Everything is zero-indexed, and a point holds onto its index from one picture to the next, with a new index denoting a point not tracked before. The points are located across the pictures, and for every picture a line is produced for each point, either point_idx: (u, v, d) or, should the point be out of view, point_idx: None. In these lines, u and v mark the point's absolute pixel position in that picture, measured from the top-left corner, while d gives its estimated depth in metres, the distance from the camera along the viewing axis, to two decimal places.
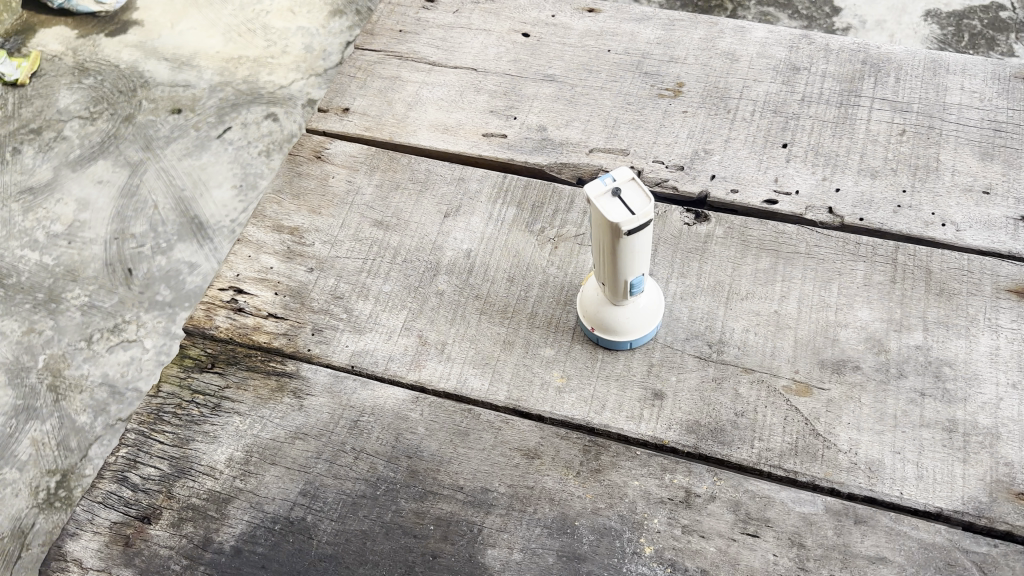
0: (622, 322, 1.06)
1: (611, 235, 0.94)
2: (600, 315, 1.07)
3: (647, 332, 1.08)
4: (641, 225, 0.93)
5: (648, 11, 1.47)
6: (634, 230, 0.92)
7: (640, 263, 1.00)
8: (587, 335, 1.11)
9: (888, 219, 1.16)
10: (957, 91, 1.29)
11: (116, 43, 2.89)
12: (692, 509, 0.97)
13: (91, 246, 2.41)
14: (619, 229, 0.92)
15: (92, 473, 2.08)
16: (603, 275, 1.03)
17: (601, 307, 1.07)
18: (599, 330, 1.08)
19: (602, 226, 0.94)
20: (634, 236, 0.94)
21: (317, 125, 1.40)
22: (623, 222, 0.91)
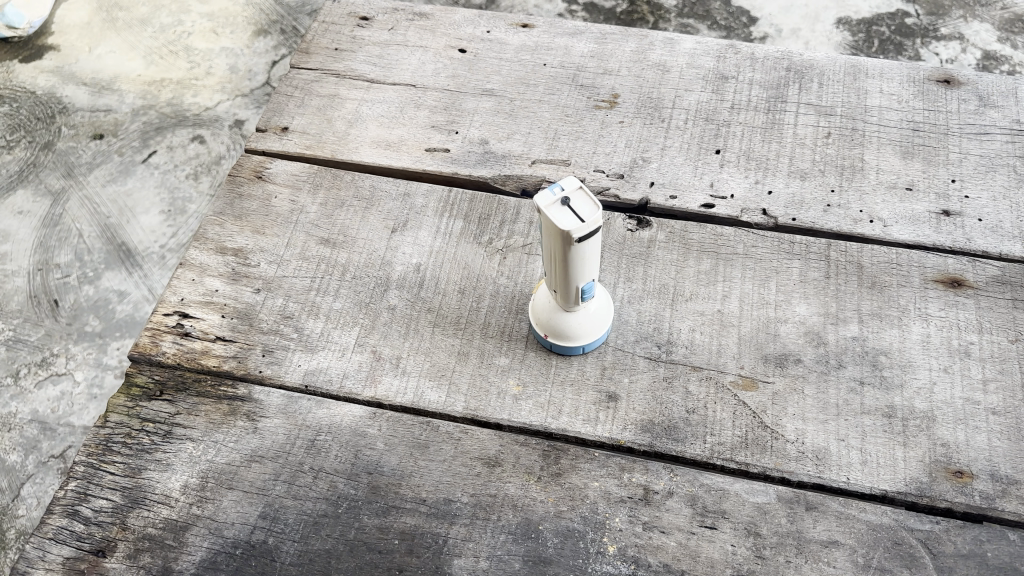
0: (574, 327, 1.08)
1: (561, 240, 0.96)
2: (553, 320, 1.09)
3: (598, 336, 1.10)
4: (590, 232, 0.95)
5: (580, 25, 1.51)
6: (582, 236, 0.94)
7: (590, 269, 1.03)
8: (540, 343, 1.13)
9: (819, 217, 1.22)
10: (877, 94, 1.35)
11: (31, 69, 2.81)
12: (652, 506, 1.00)
13: (14, 278, 2.33)
14: (568, 234, 0.94)
15: (26, 514, 2.00)
16: (554, 282, 1.06)
17: (552, 313, 1.09)
18: (552, 336, 1.10)
19: (551, 232, 0.96)
20: (584, 243, 0.96)
21: (256, 145, 1.39)
22: (572, 227, 0.93)
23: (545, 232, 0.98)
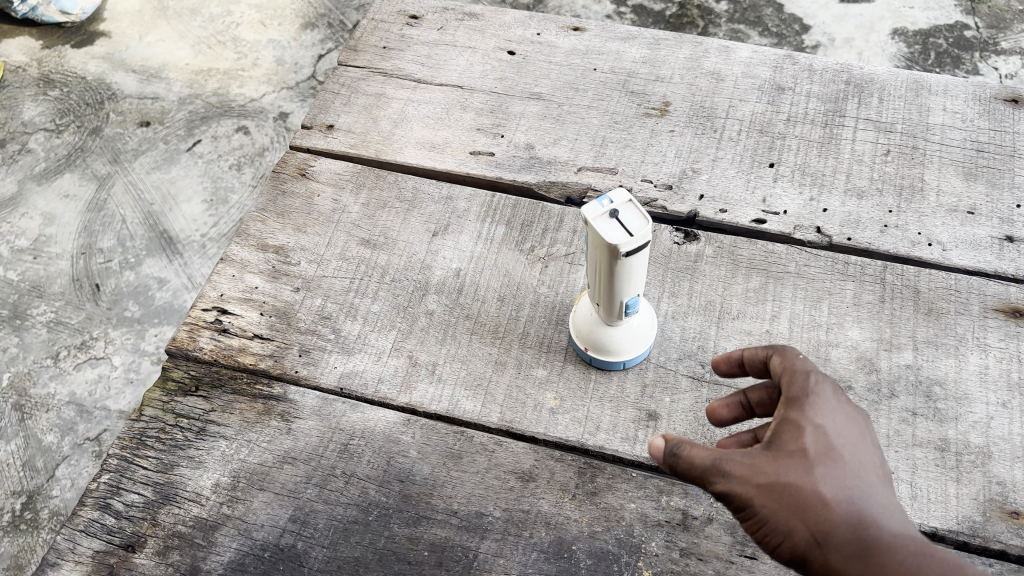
0: (615, 343, 1.06)
1: (606, 254, 0.93)
2: (595, 333, 1.06)
3: (641, 352, 1.08)
4: (639, 247, 0.92)
5: (633, 30, 1.48)
6: (628, 252, 0.91)
7: (637, 283, 1.00)
8: (579, 355, 1.11)
9: (875, 238, 1.18)
10: (940, 111, 1.31)
11: (82, 54, 2.84)
12: (690, 531, 0.97)
13: (58, 261, 2.35)
14: (615, 249, 0.91)
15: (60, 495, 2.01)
16: (598, 295, 1.03)
17: (592, 326, 1.07)
18: (592, 350, 1.08)
19: (598, 246, 0.94)
20: (632, 258, 0.93)
21: (301, 142, 1.38)
22: (619, 242, 0.90)
23: (591, 245, 0.95)
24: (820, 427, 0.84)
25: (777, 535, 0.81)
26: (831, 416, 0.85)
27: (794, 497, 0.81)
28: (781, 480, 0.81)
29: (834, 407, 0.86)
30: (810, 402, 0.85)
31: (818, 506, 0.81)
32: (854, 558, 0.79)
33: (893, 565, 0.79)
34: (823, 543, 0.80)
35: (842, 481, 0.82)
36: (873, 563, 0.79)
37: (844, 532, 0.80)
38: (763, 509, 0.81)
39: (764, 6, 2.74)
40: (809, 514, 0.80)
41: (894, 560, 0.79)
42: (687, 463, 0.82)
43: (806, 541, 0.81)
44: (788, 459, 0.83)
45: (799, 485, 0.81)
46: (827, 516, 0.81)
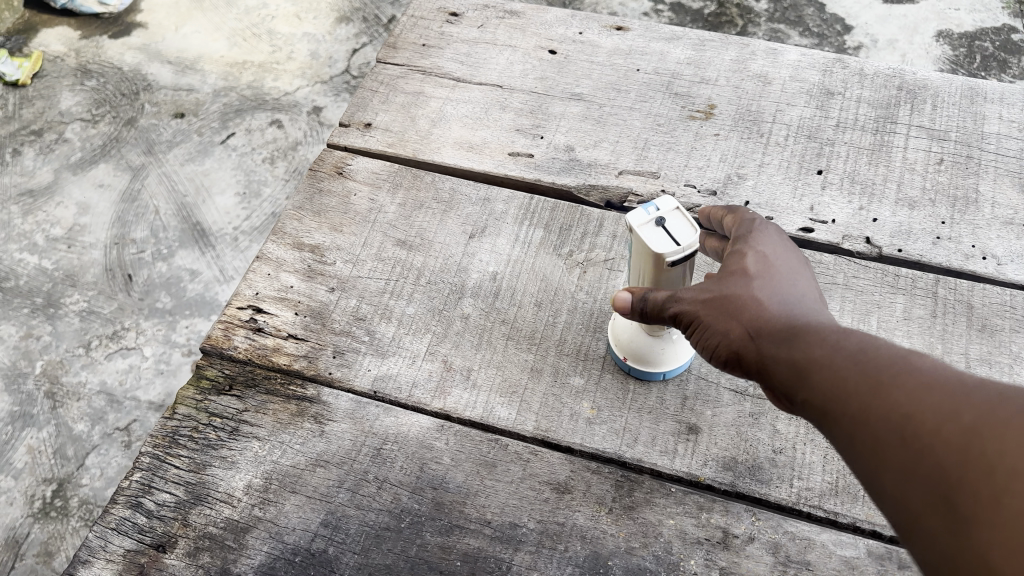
0: (657, 352, 1.03)
1: (651, 262, 0.90)
2: (637, 341, 1.04)
3: (681, 364, 1.06)
4: (685, 257, 0.89)
5: (678, 30, 1.45)
6: (674, 259, 0.88)
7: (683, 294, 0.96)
8: (618, 363, 1.09)
9: (927, 250, 1.14)
10: (995, 120, 1.27)
11: (119, 45, 2.85)
12: (731, 550, 0.94)
13: (91, 250, 2.35)
14: (660, 256, 0.88)
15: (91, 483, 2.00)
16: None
17: (632, 332, 1.04)
18: (631, 359, 1.06)
19: (643, 253, 0.91)
20: (677, 267, 0.91)
21: (338, 140, 1.37)
22: (665, 249, 0.87)
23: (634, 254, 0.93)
24: (759, 251, 0.91)
25: (719, 337, 0.86)
26: (770, 242, 0.92)
27: (728, 304, 0.86)
28: (718, 290, 0.87)
29: (774, 240, 0.92)
30: (749, 233, 0.93)
31: (751, 305, 0.85)
32: (784, 347, 0.80)
33: (819, 355, 0.76)
34: (756, 335, 0.83)
35: (777, 289, 0.87)
36: (798, 348, 0.79)
37: (775, 325, 0.83)
38: (700, 314, 0.87)
39: (805, 5, 2.69)
40: (742, 313, 0.85)
41: (819, 341, 0.78)
42: (641, 299, 0.90)
43: (741, 338, 0.84)
44: (728, 276, 0.88)
45: (732, 289, 0.87)
46: (760, 309, 0.85)
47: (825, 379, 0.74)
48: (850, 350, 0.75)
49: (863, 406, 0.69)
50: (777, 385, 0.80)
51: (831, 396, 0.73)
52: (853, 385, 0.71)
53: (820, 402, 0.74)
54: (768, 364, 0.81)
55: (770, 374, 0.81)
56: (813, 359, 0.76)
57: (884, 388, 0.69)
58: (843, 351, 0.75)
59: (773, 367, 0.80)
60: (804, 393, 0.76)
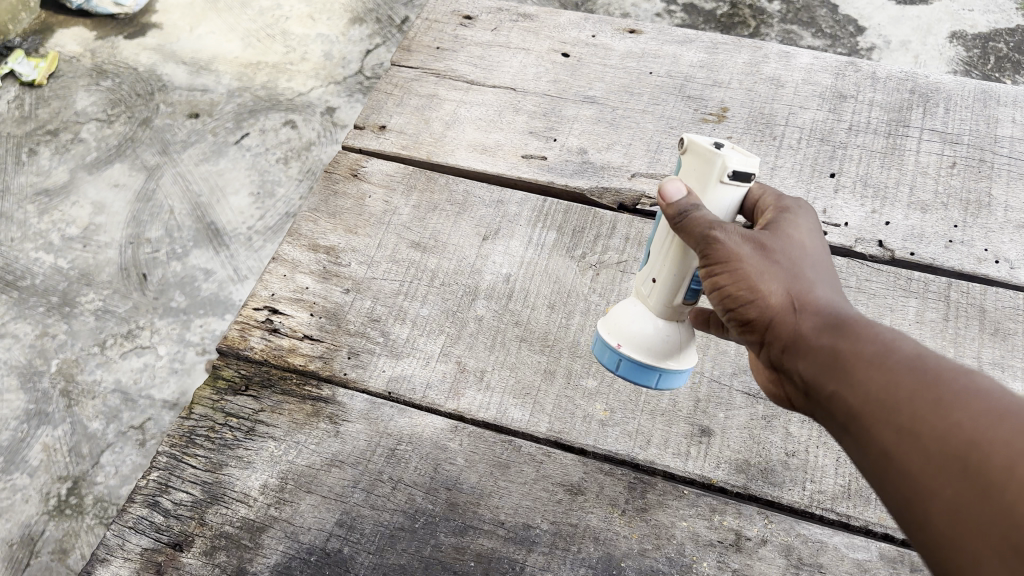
0: (659, 343, 0.98)
1: (708, 178, 0.90)
2: (641, 326, 0.99)
3: (677, 375, 0.99)
4: (744, 178, 0.89)
5: (690, 34, 1.46)
6: (739, 174, 0.88)
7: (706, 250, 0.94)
8: (605, 355, 1.02)
9: (940, 253, 1.14)
10: (1008, 123, 1.27)
11: (135, 45, 2.86)
12: (743, 552, 0.95)
13: (107, 250, 2.36)
14: (726, 168, 0.88)
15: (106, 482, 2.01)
16: (666, 267, 0.97)
17: (637, 318, 1.00)
18: (625, 346, 0.99)
19: (701, 170, 0.90)
20: (729, 191, 0.90)
21: (353, 143, 1.38)
22: (736, 160, 0.88)
23: (686, 173, 0.92)
24: (809, 229, 0.90)
25: (752, 301, 0.85)
26: (817, 224, 0.92)
27: (768, 271, 0.85)
28: (768, 250, 0.86)
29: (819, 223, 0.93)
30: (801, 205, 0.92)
31: (793, 282, 0.85)
32: (822, 331, 0.79)
33: (864, 348, 0.73)
34: (796, 313, 0.82)
35: (819, 273, 0.87)
36: (839, 336, 0.77)
37: (816, 306, 0.82)
38: (736, 265, 0.85)
39: (817, 6, 2.68)
40: (792, 287, 0.84)
41: (866, 329, 0.76)
42: (688, 200, 0.88)
43: (783, 309, 0.83)
44: (781, 245, 0.88)
45: (782, 258, 0.86)
46: (803, 288, 0.84)
47: (865, 371, 0.71)
48: (899, 349, 0.71)
49: (902, 407, 0.66)
50: (805, 365, 0.79)
51: (870, 391, 0.70)
52: (896, 386, 0.68)
53: (852, 390, 0.72)
54: (802, 344, 0.80)
55: (801, 353, 0.80)
56: (853, 350, 0.74)
57: (931, 396, 0.65)
58: (894, 350, 0.70)
59: (809, 347, 0.79)
60: (837, 382, 0.74)
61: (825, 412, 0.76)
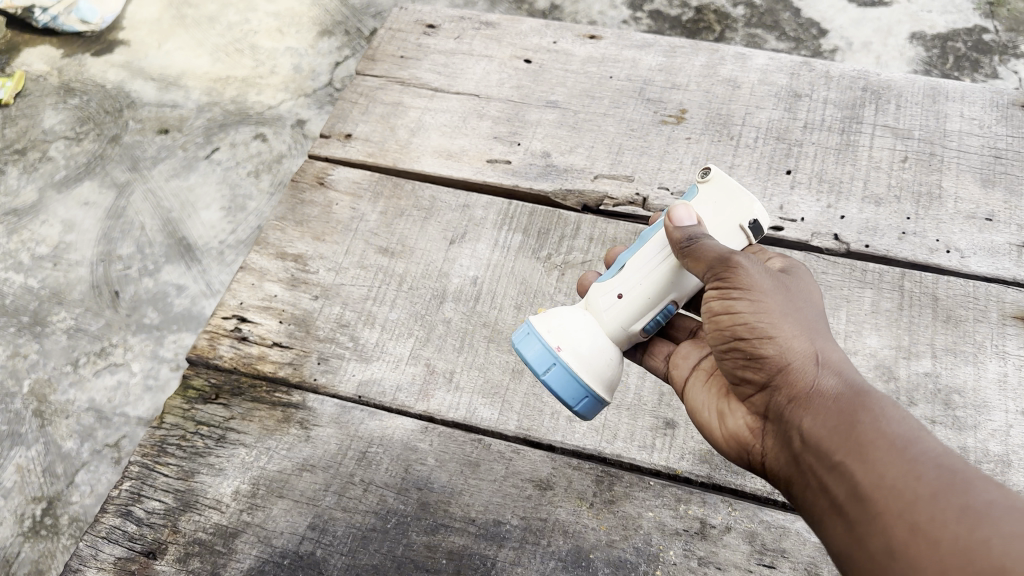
0: (599, 364, 0.98)
1: (726, 216, 0.97)
2: (586, 340, 0.99)
3: (595, 406, 0.98)
4: (750, 225, 0.96)
5: (649, 38, 1.49)
6: (754, 225, 0.96)
7: (687, 283, 1.00)
8: (539, 352, 0.98)
9: (893, 245, 1.18)
10: (957, 118, 1.31)
11: (100, 62, 2.32)
12: (708, 540, 0.97)
13: (79, 267, 1.93)
14: (747, 215, 0.96)
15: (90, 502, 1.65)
16: (642, 292, 1.00)
17: (584, 330, 1.00)
18: (563, 351, 0.97)
19: (722, 208, 0.98)
20: (733, 229, 0.97)
21: (319, 152, 1.40)
22: (758, 213, 0.96)
23: (702, 203, 1.00)
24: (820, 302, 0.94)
25: (769, 340, 0.86)
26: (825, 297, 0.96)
27: (788, 319, 0.88)
28: (788, 304, 0.89)
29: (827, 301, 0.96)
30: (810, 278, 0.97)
31: (813, 340, 0.86)
32: (840, 396, 0.80)
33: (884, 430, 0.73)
34: (815, 369, 0.83)
35: (832, 342, 0.88)
36: (857, 406, 0.77)
37: (834, 370, 0.83)
38: (756, 302, 0.88)
39: None
40: (808, 344, 0.86)
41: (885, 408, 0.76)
42: (695, 228, 0.95)
43: (803, 363, 0.84)
44: (798, 303, 0.90)
45: (799, 317, 0.88)
46: (821, 348, 0.85)
47: (884, 452, 0.71)
48: (925, 444, 0.70)
49: (922, 501, 0.65)
50: (816, 422, 0.80)
51: (887, 472, 0.69)
52: (918, 479, 0.67)
53: (865, 463, 0.72)
54: (815, 401, 0.81)
55: (812, 409, 0.81)
56: (871, 427, 0.74)
57: (958, 500, 0.64)
58: (919, 444, 0.70)
59: (823, 406, 0.80)
60: (851, 456, 0.74)
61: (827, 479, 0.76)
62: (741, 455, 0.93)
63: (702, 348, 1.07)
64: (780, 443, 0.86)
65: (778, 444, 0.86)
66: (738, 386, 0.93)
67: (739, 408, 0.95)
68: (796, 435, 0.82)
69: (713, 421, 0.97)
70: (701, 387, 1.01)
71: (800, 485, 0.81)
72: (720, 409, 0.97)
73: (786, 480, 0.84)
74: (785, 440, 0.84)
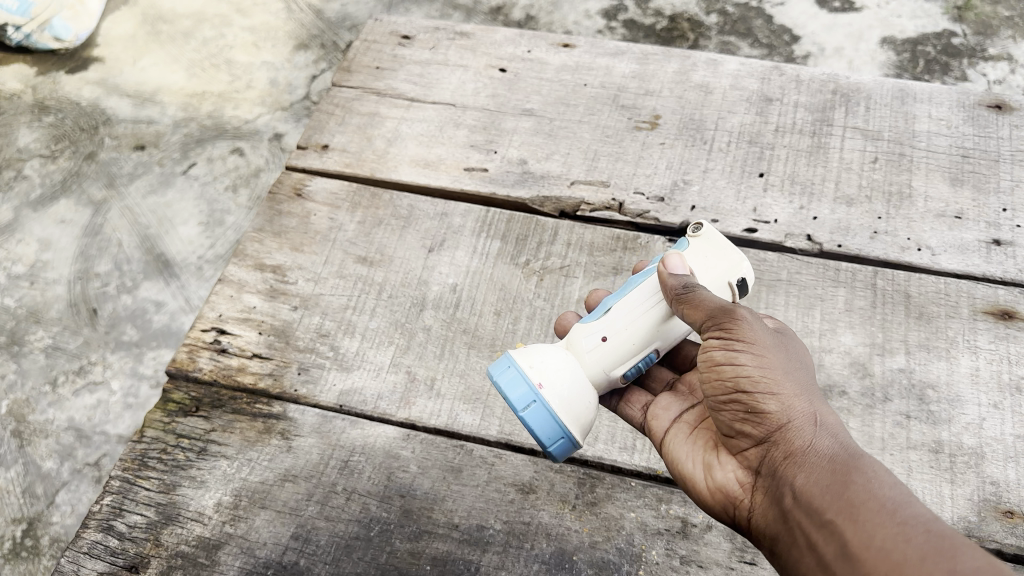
0: (578, 409, 0.98)
1: (718, 271, 1.01)
2: (568, 381, 0.98)
3: (567, 450, 0.98)
4: (742, 283, 1.02)
5: (622, 45, 1.50)
6: (741, 283, 1.02)
7: (671, 333, 1.02)
8: (519, 387, 0.97)
9: (866, 245, 1.20)
10: (925, 118, 1.33)
11: (75, 80, 2.29)
12: (690, 539, 0.98)
13: (55, 286, 1.87)
14: (737, 273, 1.02)
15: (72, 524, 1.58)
16: (629, 338, 1.01)
17: (566, 369, 0.99)
18: (544, 389, 0.97)
19: (712, 261, 1.02)
20: (727, 287, 1.02)
21: (296, 163, 1.40)
22: (745, 271, 1.03)
23: (694, 254, 1.02)
24: (809, 362, 0.95)
25: (770, 396, 0.87)
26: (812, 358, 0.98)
27: (786, 377, 0.89)
28: (785, 362, 0.90)
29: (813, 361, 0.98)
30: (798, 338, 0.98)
31: (810, 400, 0.87)
32: (834, 457, 0.81)
33: (876, 492, 0.75)
34: (813, 429, 0.84)
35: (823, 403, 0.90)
36: (851, 468, 0.78)
37: (831, 433, 0.84)
38: (759, 357, 0.88)
39: None
40: (805, 404, 0.87)
41: (876, 471, 0.78)
42: (686, 277, 0.98)
43: (800, 423, 0.85)
44: (794, 361, 0.91)
45: (796, 376, 0.89)
46: (818, 409, 0.86)
47: (875, 514, 0.73)
48: (913, 508, 0.72)
49: (910, 565, 0.67)
50: (810, 481, 0.81)
51: (878, 534, 0.71)
52: (907, 542, 0.69)
53: (856, 525, 0.73)
54: (811, 460, 0.82)
55: (807, 468, 0.82)
56: (864, 489, 0.76)
57: (945, 565, 0.66)
58: (908, 508, 0.72)
59: (818, 466, 0.81)
60: (844, 517, 0.75)
61: (817, 538, 0.77)
62: (725, 509, 0.91)
63: (682, 401, 1.05)
64: (767, 498, 0.86)
65: (765, 499, 0.87)
66: (725, 436, 0.93)
67: (727, 461, 0.93)
68: (787, 492, 0.83)
69: (698, 473, 0.94)
70: (683, 438, 0.99)
71: (786, 542, 0.81)
72: (702, 459, 0.95)
73: (772, 536, 0.84)
74: (775, 496, 0.85)
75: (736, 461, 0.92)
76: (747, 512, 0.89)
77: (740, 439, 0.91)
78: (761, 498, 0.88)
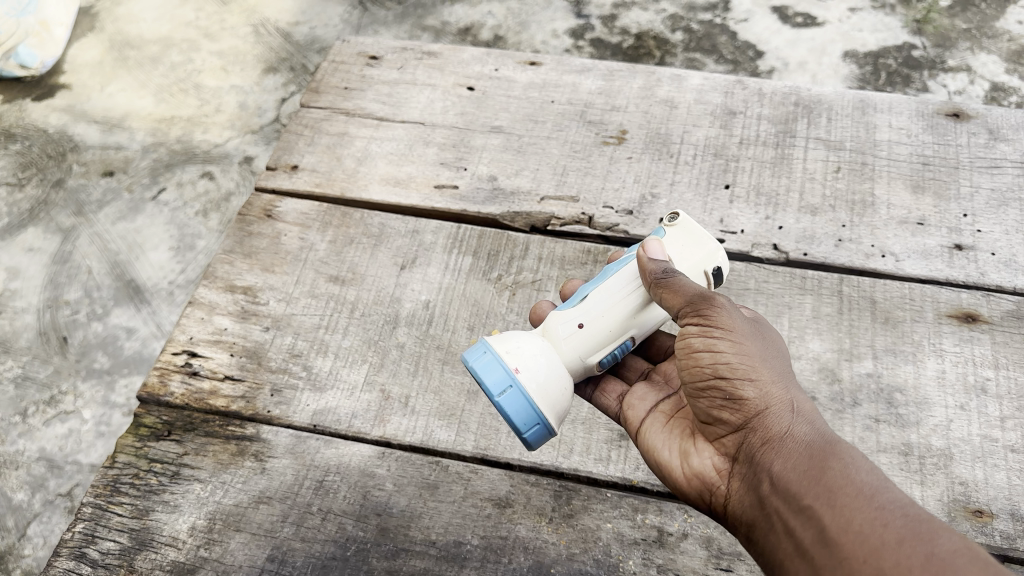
0: (555, 393, 0.98)
1: (694, 259, 1.03)
2: (543, 365, 0.99)
3: (545, 433, 0.97)
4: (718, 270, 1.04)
5: (588, 62, 1.52)
6: (717, 271, 1.03)
7: (646, 322, 1.04)
8: (495, 371, 0.97)
9: (830, 252, 1.22)
10: (885, 128, 1.36)
11: (40, 107, 2.27)
12: (666, 547, 0.99)
13: (22, 315, 1.84)
14: (712, 262, 1.03)
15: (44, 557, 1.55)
16: (605, 325, 1.02)
17: (541, 355, 1.00)
18: (522, 372, 0.97)
19: (689, 250, 1.04)
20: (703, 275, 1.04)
21: (265, 184, 1.40)
22: (721, 260, 1.04)
23: (671, 243, 1.04)
24: (785, 348, 0.96)
25: (748, 383, 0.88)
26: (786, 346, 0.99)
27: (763, 364, 0.90)
28: (761, 349, 0.91)
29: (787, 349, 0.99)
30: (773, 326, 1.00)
31: (787, 387, 0.89)
32: (812, 443, 0.82)
33: (853, 476, 0.76)
34: (791, 416, 0.85)
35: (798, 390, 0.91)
36: (828, 454, 0.80)
37: (808, 419, 0.85)
38: (737, 344, 0.89)
39: None
40: (781, 390, 0.88)
41: (852, 456, 0.79)
42: (664, 263, 1.00)
43: (777, 409, 0.86)
44: (770, 349, 0.93)
45: (772, 363, 0.91)
46: (794, 396, 0.88)
47: (853, 499, 0.74)
48: (890, 492, 0.73)
49: (888, 546, 0.68)
50: (787, 467, 0.82)
51: (855, 518, 0.72)
52: (885, 525, 0.70)
53: (833, 509, 0.74)
54: (788, 446, 0.83)
55: (785, 454, 0.83)
56: (841, 474, 0.77)
57: (923, 548, 0.67)
58: (886, 493, 0.73)
59: (795, 452, 0.82)
60: (822, 500, 0.76)
61: (796, 522, 0.78)
62: (702, 496, 0.92)
63: (656, 392, 1.06)
64: (744, 484, 0.87)
65: (741, 485, 0.88)
66: (702, 424, 0.94)
67: (704, 448, 0.94)
68: (765, 478, 0.84)
69: (674, 461, 0.95)
70: (658, 428, 1.00)
71: (763, 527, 0.82)
72: (679, 446, 0.96)
73: (748, 524, 0.85)
74: (751, 483, 0.86)
75: (713, 448, 0.93)
76: (723, 499, 0.90)
77: (717, 426, 0.92)
78: (738, 484, 0.88)
